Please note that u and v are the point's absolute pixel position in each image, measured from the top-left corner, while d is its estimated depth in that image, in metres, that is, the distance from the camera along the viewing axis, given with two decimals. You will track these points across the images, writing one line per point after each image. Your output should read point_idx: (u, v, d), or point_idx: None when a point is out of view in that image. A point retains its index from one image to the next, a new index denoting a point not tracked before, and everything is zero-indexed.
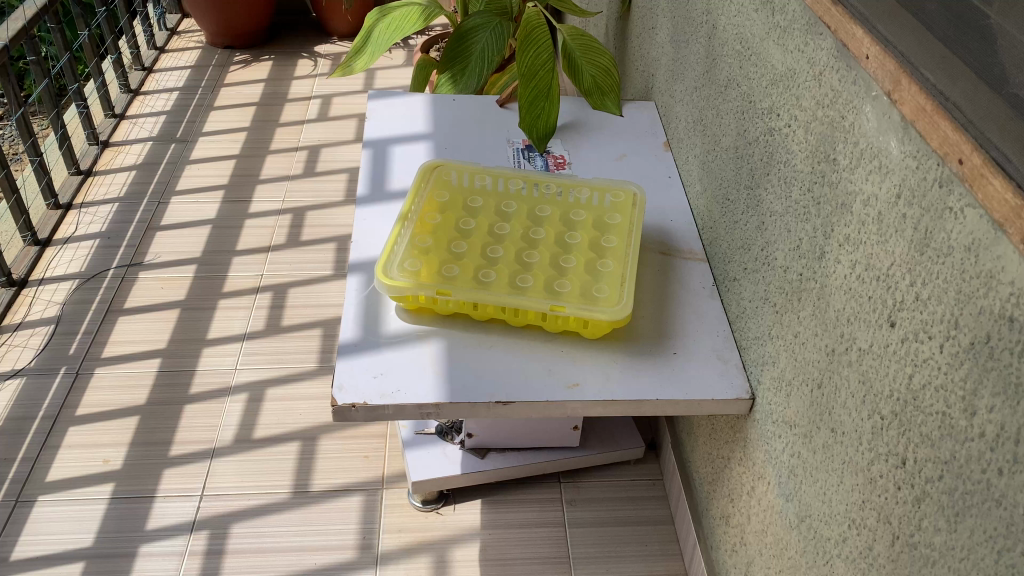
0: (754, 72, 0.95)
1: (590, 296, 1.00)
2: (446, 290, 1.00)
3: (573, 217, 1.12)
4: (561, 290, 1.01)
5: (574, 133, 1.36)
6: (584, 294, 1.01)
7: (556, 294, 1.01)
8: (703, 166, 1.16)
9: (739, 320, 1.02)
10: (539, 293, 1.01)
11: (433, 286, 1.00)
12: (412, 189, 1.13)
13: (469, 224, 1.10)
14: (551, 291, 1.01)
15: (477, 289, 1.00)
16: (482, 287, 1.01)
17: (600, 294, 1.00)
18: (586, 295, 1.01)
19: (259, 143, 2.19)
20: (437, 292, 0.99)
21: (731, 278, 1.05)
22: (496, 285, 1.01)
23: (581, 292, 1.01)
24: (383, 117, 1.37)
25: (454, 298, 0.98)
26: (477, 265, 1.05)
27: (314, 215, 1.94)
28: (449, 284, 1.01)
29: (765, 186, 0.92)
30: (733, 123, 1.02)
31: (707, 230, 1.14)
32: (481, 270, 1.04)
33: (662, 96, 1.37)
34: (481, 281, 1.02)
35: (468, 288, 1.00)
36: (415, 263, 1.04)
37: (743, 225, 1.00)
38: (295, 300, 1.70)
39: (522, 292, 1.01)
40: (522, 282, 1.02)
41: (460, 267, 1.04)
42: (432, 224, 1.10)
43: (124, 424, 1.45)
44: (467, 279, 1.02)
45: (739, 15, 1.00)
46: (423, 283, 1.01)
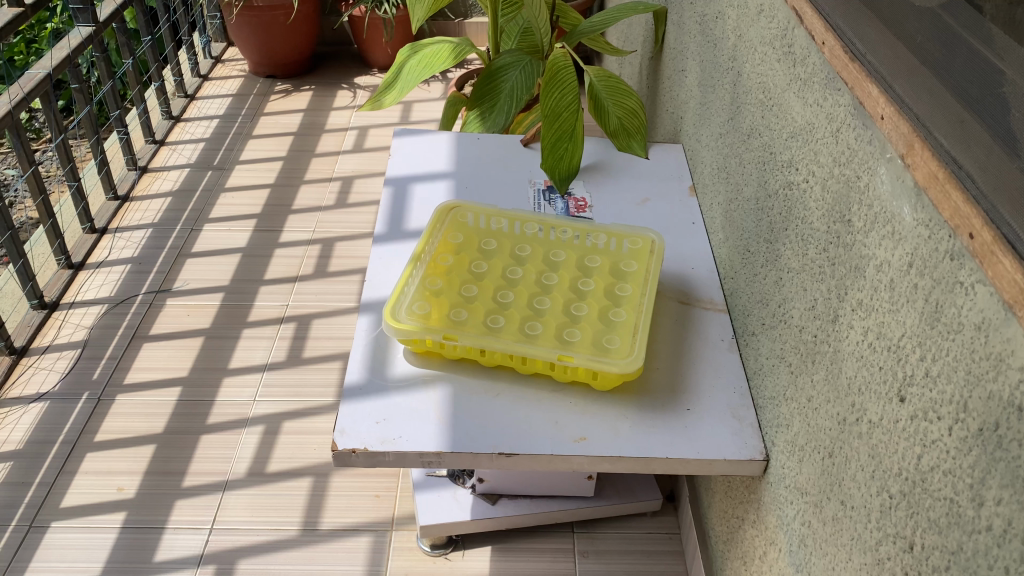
0: (775, 124, 0.93)
1: (601, 347, 0.98)
2: (454, 335, 0.98)
3: (589, 262, 1.09)
4: (572, 339, 0.99)
5: (598, 174, 1.34)
6: (595, 344, 0.98)
7: (566, 343, 0.98)
8: (726, 214, 1.14)
9: (757, 376, 0.99)
10: (549, 341, 0.98)
11: (441, 330, 0.98)
12: (427, 229, 1.12)
13: (483, 266, 1.09)
14: (561, 339, 0.99)
15: (485, 336, 0.98)
16: (491, 333, 0.99)
17: (611, 345, 0.98)
18: (597, 345, 0.98)
19: (294, 173, 2.21)
20: (445, 337, 0.97)
21: (750, 332, 1.02)
22: (505, 332, 0.99)
23: (592, 342, 0.98)
24: (406, 154, 1.36)
25: (461, 344, 0.97)
26: (488, 309, 1.03)
27: (342, 246, 1.94)
28: (458, 329, 0.99)
29: (783, 241, 0.89)
30: (755, 174, 1.00)
31: (729, 280, 1.11)
32: (492, 316, 1.02)
33: (690, 139, 1.35)
34: (490, 326, 1.00)
35: (477, 335, 0.98)
36: (424, 305, 1.02)
37: (762, 279, 0.97)
38: (318, 332, 1.70)
39: (532, 340, 0.99)
40: (532, 329, 1.00)
41: (470, 311, 1.02)
42: (445, 264, 1.08)
43: (141, 452, 1.45)
44: (476, 324, 1.00)
45: (763, 63, 0.98)
46: (431, 326, 0.99)
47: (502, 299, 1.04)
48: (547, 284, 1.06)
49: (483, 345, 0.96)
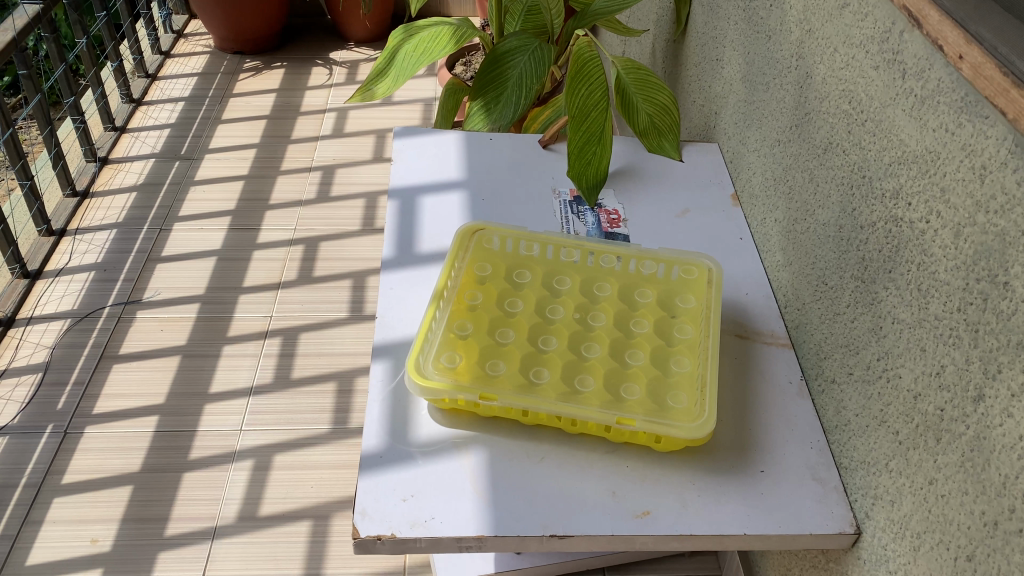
0: (870, 143, 0.79)
1: (663, 406, 0.84)
2: (493, 393, 0.83)
3: (637, 298, 0.96)
4: (628, 397, 0.85)
5: (628, 181, 1.19)
6: (656, 404, 0.84)
7: (622, 402, 0.84)
8: (787, 234, 1.00)
9: (839, 431, 0.86)
10: (601, 399, 0.84)
11: (475, 389, 0.83)
12: (448, 261, 0.97)
13: (516, 306, 0.95)
14: (614, 397, 0.85)
15: (528, 393, 0.84)
16: (534, 390, 0.85)
17: (674, 405, 0.84)
18: (658, 404, 0.84)
19: (270, 162, 2.03)
20: (482, 396, 0.82)
21: (829, 379, 0.88)
22: (549, 389, 0.85)
23: (651, 401, 0.85)
24: (409, 160, 1.20)
25: (501, 404, 0.82)
26: (526, 359, 0.89)
27: (328, 246, 1.78)
28: (495, 385, 0.85)
29: (887, 286, 0.76)
30: (837, 197, 0.86)
31: (793, 312, 0.98)
32: (531, 368, 0.88)
33: (729, 139, 1.20)
34: (531, 381, 0.86)
35: (518, 392, 0.84)
36: (451, 357, 0.88)
37: (850, 322, 0.83)
38: (307, 348, 1.54)
39: (581, 398, 0.85)
40: (580, 383, 0.86)
41: (506, 363, 0.88)
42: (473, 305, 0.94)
43: (116, 496, 1.30)
44: (515, 379, 0.86)
45: (847, 68, 0.84)
46: (463, 382, 0.85)
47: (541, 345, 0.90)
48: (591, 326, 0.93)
49: (526, 405, 0.82)
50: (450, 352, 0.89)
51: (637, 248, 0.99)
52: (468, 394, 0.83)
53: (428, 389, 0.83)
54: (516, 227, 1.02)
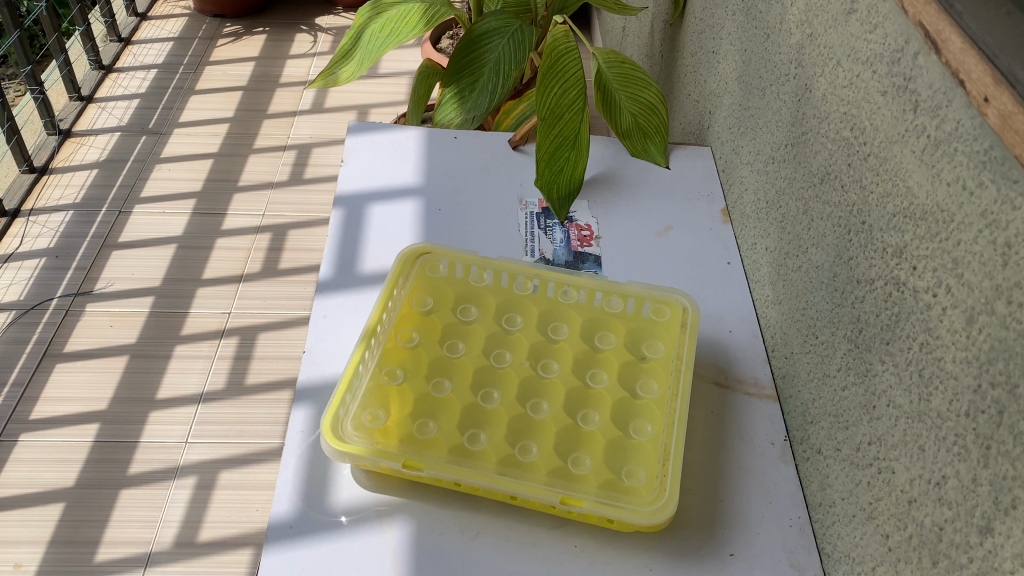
0: (874, 184, 0.65)
1: (617, 484, 0.72)
2: (421, 460, 0.72)
3: (600, 342, 0.83)
4: (578, 470, 0.73)
5: (606, 190, 1.06)
6: (609, 480, 0.73)
7: (570, 476, 0.73)
8: (777, 268, 0.87)
9: (824, 512, 0.74)
10: (547, 471, 0.73)
11: (400, 455, 0.71)
12: (385, 288, 0.84)
13: (460, 345, 0.82)
14: (562, 468, 0.73)
15: (462, 462, 0.72)
16: (469, 456, 0.73)
17: (630, 483, 0.72)
18: (611, 479, 0.73)
19: (243, 138, 1.90)
20: (406, 466, 0.70)
21: (815, 448, 0.76)
22: (488, 455, 0.73)
23: (603, 476, 0.73)
24: (361, 160, 1.07)
25: (428, 474, 0.71)
26: (465, 414, 0.77)
27: (296, 235, 1.66)
28: (423, 450, 0.73)
29: (884, 361, 0.63)
30: (834, 239, 0.73)
31: (780, 359, 0.85)
32: (470, 426, 0.76)
33: (722, 145, 1.07)
34: (468, 444, 0.74)
35: (450, 458, 0.72)
36: (377, 410, 0.76)
37: (841, 390, 0.71)
38: (265, 350, 1.43)
39: (523, 469, 0.73)
40: (524, 449, 0.74)
41: (441, 419, 0.76)
42: (410, 343, 0.82)
43: (46, 514, 1.20)
44: (448, 441, 0.74)
45: (850, 87, 0.70)
46: (387, 444, 0.73)
47: (483, 397, 0.78)
48: (543, 374, 0.80)
49: (458, 478, 0.70)
50: (377, 402, 0.77)
51: (605, 280, 0.87)
52: (391, 462, 0.71)
53: (345, 453, 0.71)
54: (469, 249, 0.89)
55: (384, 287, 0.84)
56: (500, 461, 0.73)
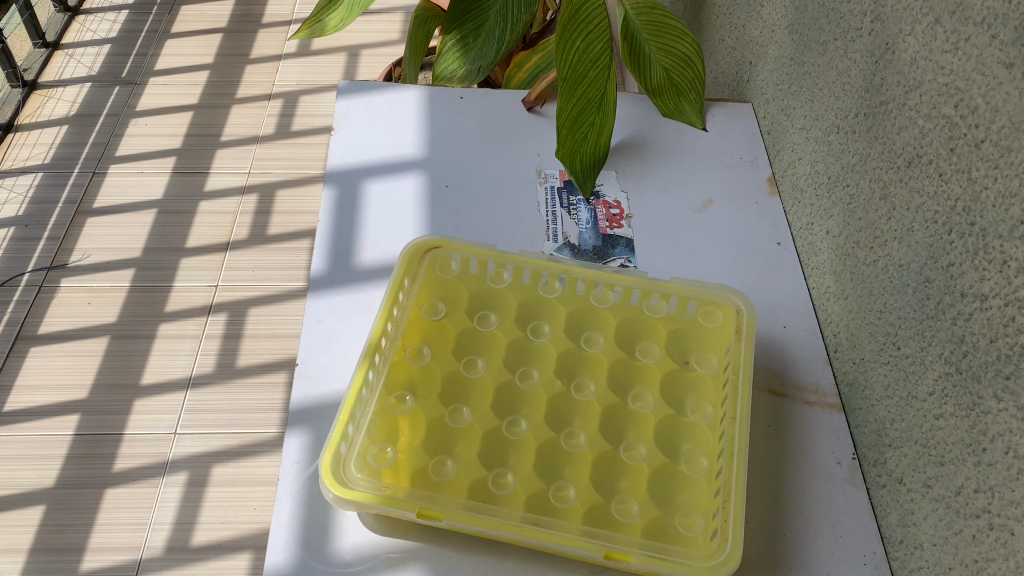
0: (991, 179, 0.53)
1: (667, 532, 0.62)
2: (439, 506, 0.61)
3: (640, 353, 0.72)
4: (621, 512, 0.63)
5: (635, 158, 0.93)
6: (659, 526, 0.62)
7: (613, 521, 0.62)
8: (842, 259, 0.75)
9: (907, 553, 0.64)
10: (584, 517, 0.62)
11: (414, 503, 0.61)
12: (391, 291, 0.72)
13: (479, 361, 0.71)
14: (603, 511, 0.63)
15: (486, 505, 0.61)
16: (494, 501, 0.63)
17: (683, 531, 0.61)
18: (661, 526, 0.62)
19: (224, 87, 1.75)
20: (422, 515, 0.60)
21: (895, 476, 0.66)
22: (515, 499, 0.63)
23: (650, 522, 0.62)
24: (356, 129, 0.94)
25: (447, 525, 0.60)
26: (488, 445, 0.66)
27: (286, 195, 1.52)
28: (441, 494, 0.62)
29: (1004, 399, 0.52)
30: (928, 238, 0.61)
31: (846, 364, 0.74)
32: (494, 461, 0.65)
33: (767, 104, 0.93)
34: (492, 484, 0.64)
35: (472, 503, 0.61)
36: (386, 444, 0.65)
37: (936, 419, 0.60)
38: (256, 327, 1.32)
39: (558, 514, 0.62)
40: (557, 487, 0.64)
41: (461, 453, 0.66)
42: (421, 358, 0.71)
43: (26, 519, 1.11)
44: (468, 482, 0.64)
45: (955, 53, 0.57)
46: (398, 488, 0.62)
47: (509, 425, 0.67)
48: (576, 395, 0.69)
49: (483, 529, 0.59)
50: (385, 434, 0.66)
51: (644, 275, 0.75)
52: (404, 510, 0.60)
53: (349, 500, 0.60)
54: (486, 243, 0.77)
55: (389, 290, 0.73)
56: (531, 505, 0.63)
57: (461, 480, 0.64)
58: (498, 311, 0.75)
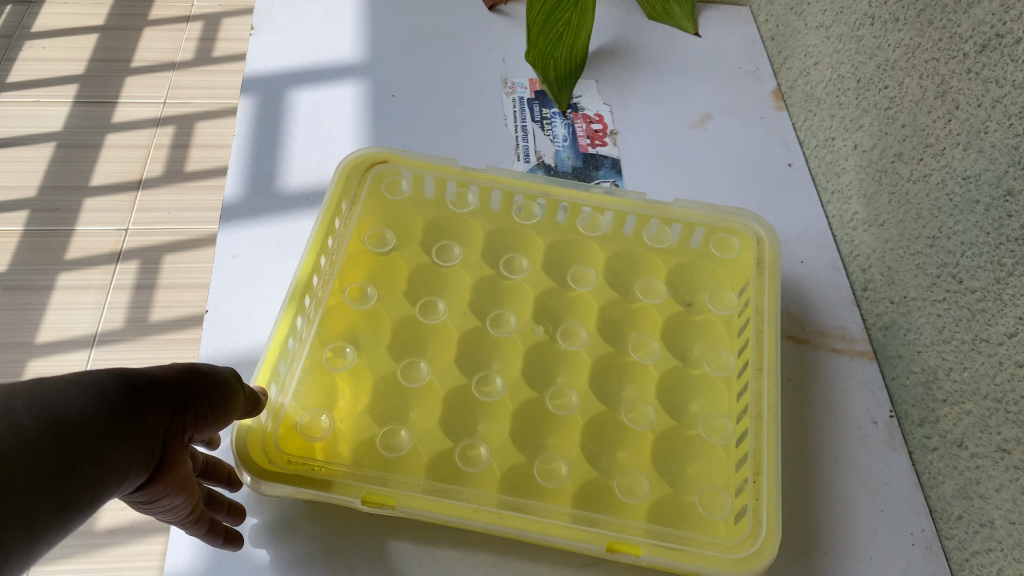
0: None
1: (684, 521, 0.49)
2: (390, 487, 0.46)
3: (640, 293, 0.59)
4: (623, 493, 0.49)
5: (617, 66, 0.79)
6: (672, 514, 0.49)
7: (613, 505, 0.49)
8: (877, 178, 0.62)
9: (968, 530, 0.52)
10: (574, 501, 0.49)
11: (358, 486, 0.46)
12: (323, 215, 0.57)
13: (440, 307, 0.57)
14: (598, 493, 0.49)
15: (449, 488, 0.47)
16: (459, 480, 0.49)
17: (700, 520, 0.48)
18: (673, 509, 0.49)
19: (135, 7, 1.53)
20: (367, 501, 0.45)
21: (952, 437, 0.54)
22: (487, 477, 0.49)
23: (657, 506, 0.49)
24: (282, 29, 0.78)
25: (402, 513, 0.46)
26: (453, 411, 0.52)
27: (207, 128, 1.34)
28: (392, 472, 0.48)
29: None
30: (1010, 139, 0.48)
31: (881, 305, 0.62)
32: (461, 430, 0.51)
33: (770, 4, 0.80)
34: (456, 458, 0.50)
35: (433, 484, 0.47)
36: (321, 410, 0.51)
37: (1021, 367, 0.47)
38: (174, 277, 1.14)
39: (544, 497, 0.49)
40: (541, 461, 0.50)
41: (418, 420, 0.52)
42: (365, 303, 0.56)
43: None
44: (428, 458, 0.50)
45: None
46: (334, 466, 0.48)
47: (479, 384, 0.53)
48: (562, 344, 0.56)
49: (448, 519, 0.45)
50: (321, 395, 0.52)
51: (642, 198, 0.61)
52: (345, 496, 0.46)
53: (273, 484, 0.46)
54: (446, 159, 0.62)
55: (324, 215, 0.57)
56: (509, 485, 0.49)
57: (419, 455, 0.50)
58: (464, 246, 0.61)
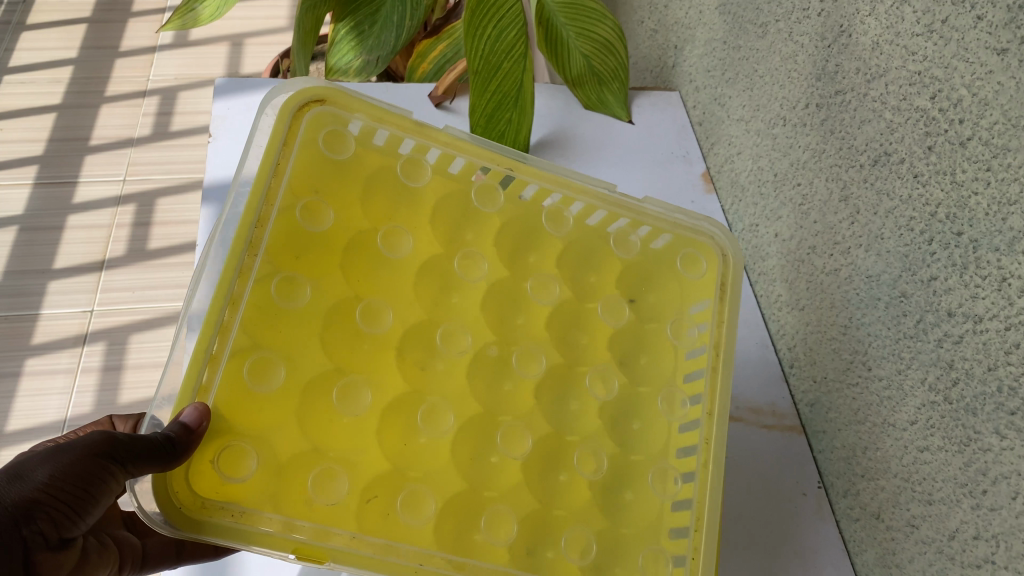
0: (981, 183, 0.46)
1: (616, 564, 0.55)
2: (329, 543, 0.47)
3: (606, 310, 0.60)
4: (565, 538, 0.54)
5: (557, 157, 0.85)
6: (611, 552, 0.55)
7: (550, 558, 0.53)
8: (797, 266, 0.67)
9: None
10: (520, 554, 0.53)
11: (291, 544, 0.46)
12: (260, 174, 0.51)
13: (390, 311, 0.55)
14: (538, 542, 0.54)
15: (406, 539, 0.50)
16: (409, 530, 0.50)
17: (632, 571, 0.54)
18: (615, 543, 0.55)
19: (90, 84, 1.56)
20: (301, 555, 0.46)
21: (870, 510, 0.59)
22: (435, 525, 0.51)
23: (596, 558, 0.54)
24: (237, 136, 0.81)
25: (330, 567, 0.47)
26: (403, 440, 0.53)
27: (167, 204, 1.37)
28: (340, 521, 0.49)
29: (1008, 438, 0.45)
30: (903, 246, 0.54)
31: (806, 382, 0.67)
32: (412, 465, 0.52)
33: (696, 93, 0.86)
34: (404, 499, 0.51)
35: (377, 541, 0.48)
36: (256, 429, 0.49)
37: (923, 452, 0.53)
38: (139, 356, 1.20)
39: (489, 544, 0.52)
40: (492, 508, 0.53)
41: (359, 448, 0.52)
42: (296, 299, 0.52)
43: None
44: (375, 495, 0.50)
45: (930, 37, 0.50)
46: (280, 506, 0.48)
47: (422, 411, 0.54)
48: (518, 367, 0.57)
49: None
50: (250, 400, 0.49)
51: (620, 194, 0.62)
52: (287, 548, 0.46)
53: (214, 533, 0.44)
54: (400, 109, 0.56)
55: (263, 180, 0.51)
56: (451, 536, 0.51)
57: (358, 495, 0.50)
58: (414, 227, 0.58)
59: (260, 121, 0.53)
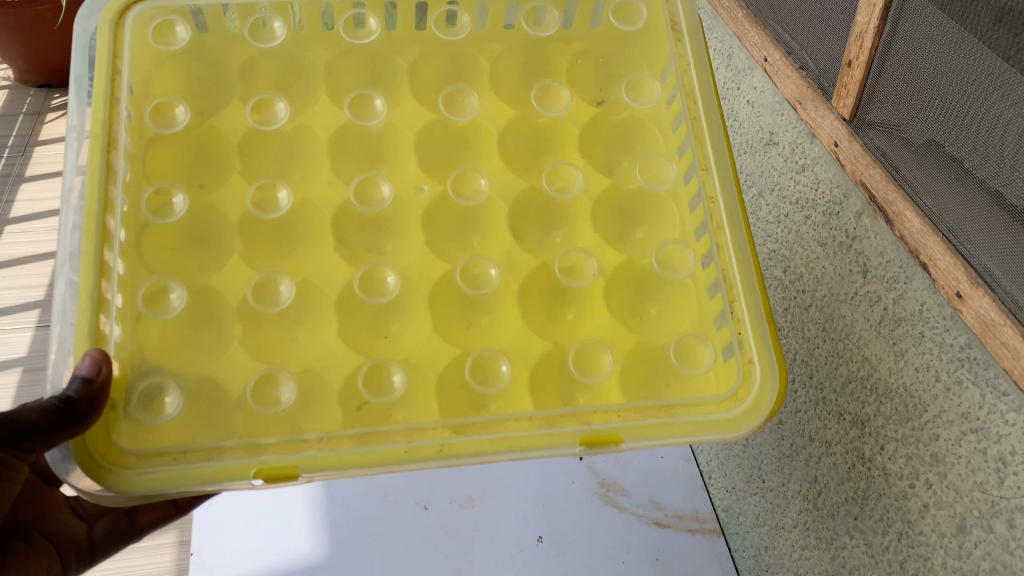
0: (820, 340, 0.61)
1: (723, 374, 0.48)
2: (298, 454, 0.43)
3: (543, 103, 0.56)
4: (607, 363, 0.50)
5: None
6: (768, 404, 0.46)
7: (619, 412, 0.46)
8: None
9: None
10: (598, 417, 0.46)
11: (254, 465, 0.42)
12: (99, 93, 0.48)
13: (282, 192, 0.52)
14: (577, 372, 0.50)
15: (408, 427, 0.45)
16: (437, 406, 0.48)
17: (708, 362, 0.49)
18: (652, 355, 0.50)
19: None
20: (265, 477, 0.42)
21: None
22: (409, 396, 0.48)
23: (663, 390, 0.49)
24: None
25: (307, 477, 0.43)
26: (375, 334, 0.50)
27: None
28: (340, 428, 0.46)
29: (855, 537, 0.58)
30: None
31: (722, 489, 0.80)
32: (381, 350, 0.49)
33: None
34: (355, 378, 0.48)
35: (360, 432, 0.44)
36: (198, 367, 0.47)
37: (804, 548, 0.65)
38: None
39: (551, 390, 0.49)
40: (476, 349, 0.49)
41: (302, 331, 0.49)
42: (168, 212, 0.49)
43: None
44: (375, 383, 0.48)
45: (779, 225, 0.65)
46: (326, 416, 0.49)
47: (359, 282, 0.50)
48: (460, 195, 0.53)
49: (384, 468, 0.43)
50: (180, 340, 0.47)
51: None
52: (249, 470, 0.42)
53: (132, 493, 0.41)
54: None
55: (103, 90, 0.48)
56: (459, 406, 0.47)
57: (345, 407, 0.47)
58: (310, 127, 0.54)
59: (80, 49, 0.50)
